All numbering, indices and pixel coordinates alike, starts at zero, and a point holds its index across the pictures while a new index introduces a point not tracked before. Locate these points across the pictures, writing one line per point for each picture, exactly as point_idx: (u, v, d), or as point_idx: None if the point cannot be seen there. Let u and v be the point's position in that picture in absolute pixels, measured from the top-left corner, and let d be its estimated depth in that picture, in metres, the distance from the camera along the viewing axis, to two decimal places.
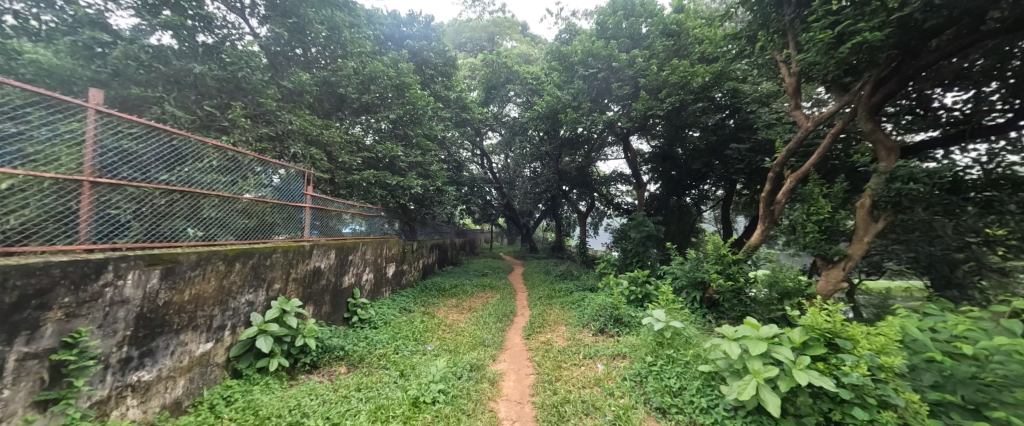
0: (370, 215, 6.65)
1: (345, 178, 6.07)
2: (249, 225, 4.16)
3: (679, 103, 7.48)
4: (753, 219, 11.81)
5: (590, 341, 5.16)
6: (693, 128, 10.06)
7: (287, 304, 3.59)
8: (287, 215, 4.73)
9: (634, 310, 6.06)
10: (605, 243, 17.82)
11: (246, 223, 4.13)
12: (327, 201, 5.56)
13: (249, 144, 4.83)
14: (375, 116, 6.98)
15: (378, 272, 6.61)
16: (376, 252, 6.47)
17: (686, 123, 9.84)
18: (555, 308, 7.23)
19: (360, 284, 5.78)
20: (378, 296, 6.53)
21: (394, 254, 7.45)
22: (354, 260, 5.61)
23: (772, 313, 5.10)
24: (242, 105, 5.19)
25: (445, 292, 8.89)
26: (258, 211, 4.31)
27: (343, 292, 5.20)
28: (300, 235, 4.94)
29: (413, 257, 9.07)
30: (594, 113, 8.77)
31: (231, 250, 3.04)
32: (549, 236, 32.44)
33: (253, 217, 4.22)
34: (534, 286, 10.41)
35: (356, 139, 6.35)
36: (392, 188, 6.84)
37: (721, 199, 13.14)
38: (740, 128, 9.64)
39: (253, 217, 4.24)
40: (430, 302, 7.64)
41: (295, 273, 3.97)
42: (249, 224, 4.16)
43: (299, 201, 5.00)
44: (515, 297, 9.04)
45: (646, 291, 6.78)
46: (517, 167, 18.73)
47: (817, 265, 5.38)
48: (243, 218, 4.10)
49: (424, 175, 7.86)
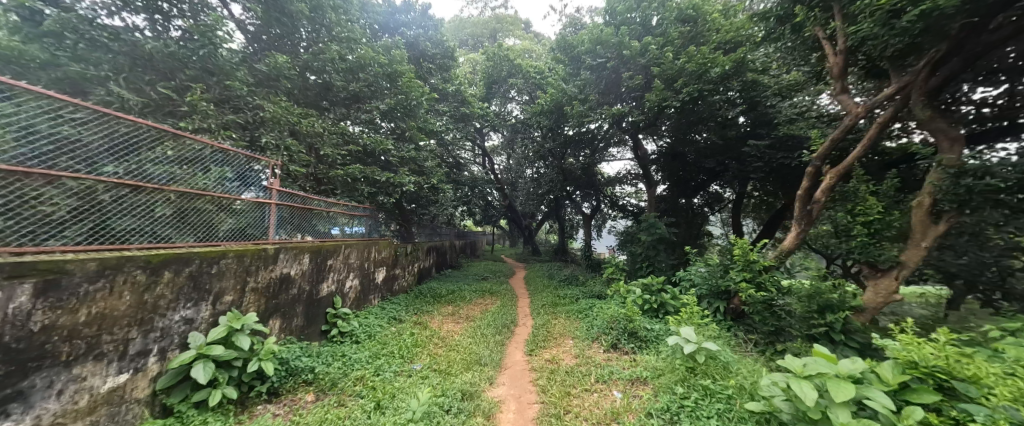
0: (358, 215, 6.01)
1: (328, 172, 5.45)
2: (215, 225, 3.63)
3: (697, 93, 6.80)
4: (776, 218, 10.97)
5: (602, 360, 4.50)
6: (706, 123, 9.40)
7: (239, 320, 2.97)
8: (264, 214, 4.19)
9: (650, 322, 5.39)
10: (610, 246, 17.18)
11: (212, 222, 3.60)
12: (307, 198, 4.90)
13: (211, 132, 4.22)
14: (364, 106, 6.38)
15: (365, 278, 5.98)
16: (363, 256, 5.83)
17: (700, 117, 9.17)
18: (560, 318, 6.58)
19: (341, 292, 5.13)
20: (364, 304, 5.91)
21: (385, 258, 6.83)
22: (335, 266, 4.95)
23: (813, 328, 4.42)
24: (207, 88, 4.56)
25: (441, 299, 8.25)
26: (228, 210, 3.79)
27: (319, 302, 4.56)
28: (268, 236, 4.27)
29: (407, 261, 8.45)
30: (602, 106, 8.11)
31: (157, 256, 2.42)
32: (552, 238, 31.81)
33: (221, 216, 3.70)
34: (537, 292, 9.75)
35: (341, 130, 5.75)
36: (381, 185, 6.21)
37: (733, 200, 12.45)
38: (758, 123, 8.94)
39: (221, 216, 3.71)
40: (424, 311, 7.00)
41: (254, 282, 3.34)
42: (215, 224, 3.63)
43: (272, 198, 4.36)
44: (516, 304, 8.39)
45: (662, 301, 6.09)
46: (519, 167, 18.11)
47: (862, 273, 4.69)
48: (208, 218, 3.58)
49: (418, 172, 7.24)
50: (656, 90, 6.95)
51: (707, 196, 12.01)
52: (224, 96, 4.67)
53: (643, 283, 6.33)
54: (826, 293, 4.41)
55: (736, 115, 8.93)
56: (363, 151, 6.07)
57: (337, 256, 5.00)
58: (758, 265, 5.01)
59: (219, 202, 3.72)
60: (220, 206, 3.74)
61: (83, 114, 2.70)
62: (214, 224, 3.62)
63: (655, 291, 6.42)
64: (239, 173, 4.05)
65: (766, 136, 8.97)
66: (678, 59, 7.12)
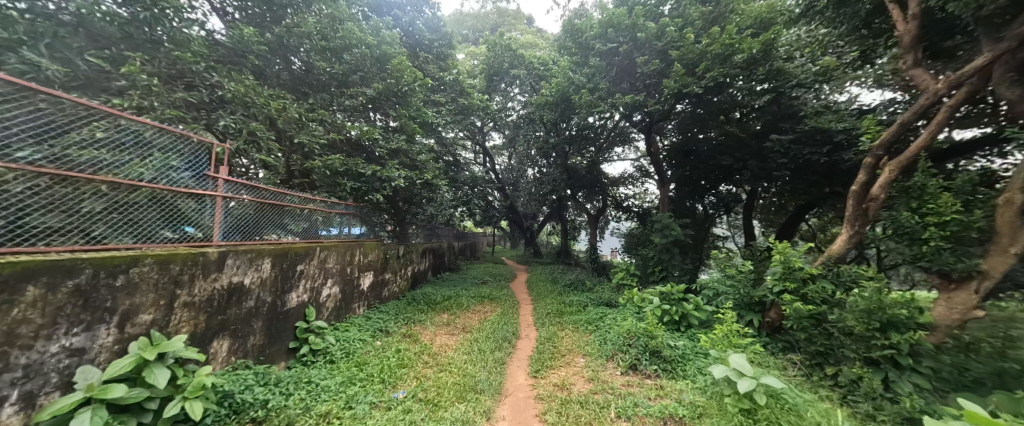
0: (340, 213, 5.34)
1: (302, 163, 4.75)
2: (194, 224, 3.25)
3: (721, 78, 6.07)
4: (799, 215, 10.24)
5: (621, 386, 3.78)
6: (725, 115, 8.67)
7: (157, 347, 2.26)
8: (246, 210, 3.80)
9: (672, 338, 4.67)
10: (615, 248, 16.42)
11: (189, 220, 3.22)
12: (282, 193, 4.29)
13: (156, 111, 3.53)
14: (347, 90, 5.68)
15: (348, 285, 5.29)
16: (344, 259, 5.14)
17: (718, 109, 8.45)
18: (567, 331, 5.86)
19: (317, 301, 4.43)
20: (345, 315, 5.21)
21: (371, 262, 6.14)
22: (310, 272, 4.27)
23: (874, 350, 3.69)
24: (154, 62, 3.85)
25: (436, 306, 7.55)
26: (207, 206, 3.40)
27: (287, 315, 3.86)
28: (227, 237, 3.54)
29: (399, 264, 7.73)
30: (614, 95, 7.38)
31: (14, 265, 1.72)
32: (554, 240, 30.98)
33: (199, 213, 3.31)
34: (540, 299, 9.02)
35: (320, 117, 5.06)
36: (366, 179, 5.51)
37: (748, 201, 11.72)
38: (782, 115, 8.22)
39: (199, 213, 3.32)
40: (415, 320, 6.28)
41: (188, 295, 2.62)
42: (192, 222, 3.23)
43: (242, 192, 3.82)
44: (518, 313, 7.68)
45: (684, 312, 5.35)
46: (521, 166, 17.38)
47: (932, 285, 3.94)
48: (183, 215, 3.19)
49: (410, 166, 6.53)
50: (675, 75, 6.22)
51: (721, 195, 11.28)
52: (176, 71, 3.97)
53: (661, 292, 5.62)
54: (892, 308, 3.68)
55: (757, 107, 8.23)
56: (346, 140, 5.38)
57: (312, 259, 4.34)
58: (802, 273, 4.28)
59: (197, 199, 3.33)
60: (197, 202, 3.34)
61: (11, 94, 2.20)
62: (190, 222, 3.23)
63: (675, 300, 5.68)
64: (186, 162, 3.36)
65: (790, 130, 8.24)
66: (700, 41, 6.40)
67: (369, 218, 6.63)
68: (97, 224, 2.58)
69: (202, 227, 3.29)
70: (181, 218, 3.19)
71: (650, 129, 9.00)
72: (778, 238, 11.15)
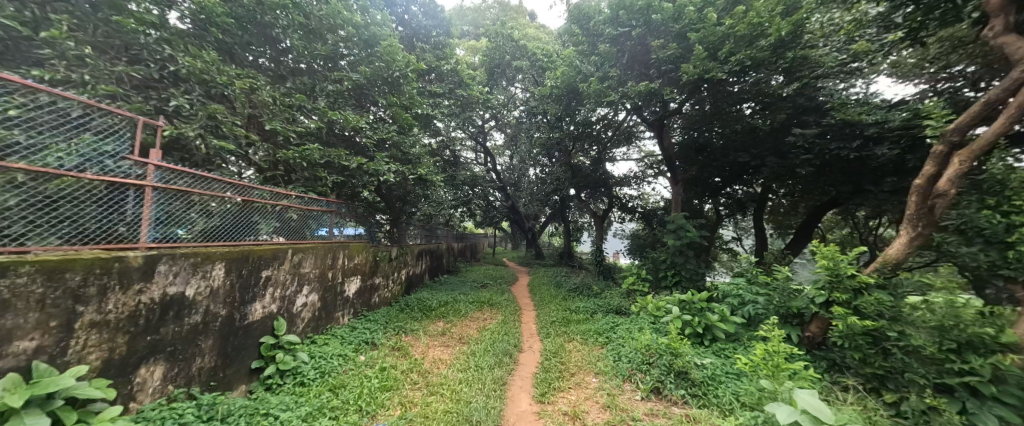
0: (326, 211, 4.83)
1: (274, 153, 4.15)
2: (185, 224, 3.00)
3: (746, 63, 5.47)
4: (819, 217, 9.61)
5: (642, 416, 3.19)
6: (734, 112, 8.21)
7: (30, 386, 1.66)
8: (237, 207, 3.50)
9: (698, 355, 4.07)
10: (619, 250, 15.83)
11: (179, 220, 2.96)
12: (271, 190, 3.90)
13: (88, 86, 2.96)
14: (331, 74, 5.11)
15: (330, 291, 4.74)
16: (326, 263, 4.59)
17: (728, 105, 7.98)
18: (575, 344, 5.26)
19: (289, 312, 3.85)
20: (327, 326, 4.63)
21: (359, 266, 5.58)
22: (283, 278, 3.71)
23: (947, 376, 3.08)
24: (92, 32, 3.27)
25: (431, 313, 6.96)
26: (198, 206, 3.13)
27: (249, 329, 3.27)
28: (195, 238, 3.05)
29: (391, 267, 7.15)
30: (625, 84, 6.78)
31: None
32: (556, 242, 30.36)
33: (188, 212, 3.04)
34: (543, 305, 8.42)
35: (297, 102, 4.50)
36: (351, 173, 4.92)
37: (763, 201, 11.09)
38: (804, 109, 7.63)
39: (188, 212, 3.04)
40: (407, 330, 5.69)
41: (95, 313, 2.03)
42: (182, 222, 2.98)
43: (224, 190, 3.45)
44: (520, 321, 7.08)
45: (708, 324, 4.75)
46: (523, 165, 16.79)
47: (1014, 297, 3.31)
48: (173, 215, 2.93)
49: (402, 160, 5.96)
50: (695, 60, 5.63)
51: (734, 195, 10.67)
52: (122, 44, 3.40)
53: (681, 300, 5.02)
54: (971, 325, 3.07)
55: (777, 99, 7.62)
56: (328, 129, 4.81)
57: (288, 263, 3.79)
58: (854, 282, 3.65)
59: (188, 198, 3.06)
60: (186, 200, 3.06)
61: None
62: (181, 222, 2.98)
63: (696, 310, 5.08)
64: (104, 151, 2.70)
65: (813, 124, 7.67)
66: (721, 22, 5.81)
67: (358, 217, 6.06)
68: (76, 224, 2.33)
69: (194, 227, 3.04)
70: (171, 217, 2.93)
71: (659, 124, 8.51)
72: (796, 240, 10.51)
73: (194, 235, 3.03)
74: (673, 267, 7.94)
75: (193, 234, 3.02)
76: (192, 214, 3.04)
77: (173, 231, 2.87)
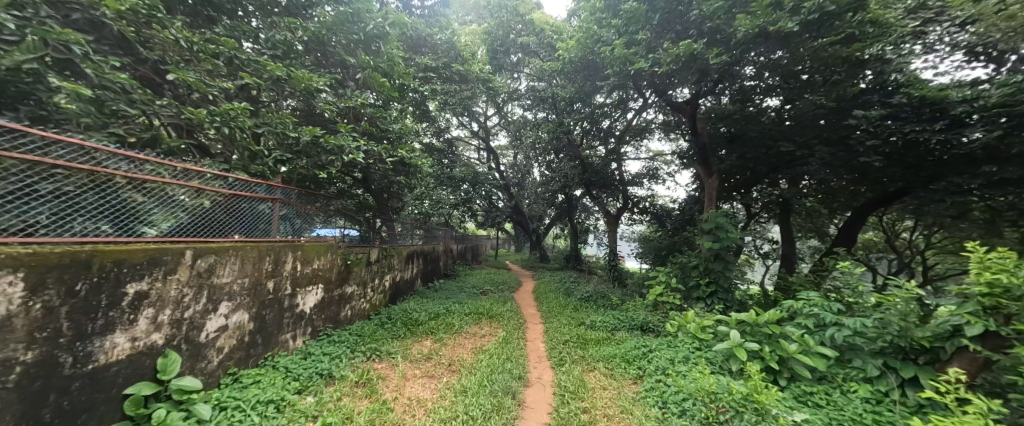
0: (275, 200, 3.68)
1: (181, 112, 2.94)
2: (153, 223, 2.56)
3: (827, 9, 4.19)
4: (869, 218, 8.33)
5: None
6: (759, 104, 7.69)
7: None
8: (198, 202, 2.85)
9: (785, 407, 2.86)
10: (630, 253, 14.56)
11: (147, 216, 2.53)
12: (200, 172, 2.87)
13: None
14: (281, 21, 3.94)
15: (273, 308, 3.54)
16: (266, 270, 3.38)
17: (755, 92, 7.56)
18: (601, 377, 4.08)
19: (190, 343, 2.63)
20: (264, 355, 3.43)
21: (321, 272, 4.38)
22: (180, 294, 2.52)
23: None
24: None
25: (417, 328, 5.78)
26: (170, 202, 2.68)
27: (98, 377, 2.05)
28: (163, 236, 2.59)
29: (371, 273, 5.98)
30: (658, 50, 5.52)
31: None
32: (560, 244, 29.16)
33: (157, 208, 2.59)
34: (552, 317, 7.20)
35: (230, 51, 3.35)
36: (303, 149, 3.73)
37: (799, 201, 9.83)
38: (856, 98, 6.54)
39: (158, 207, 2.60)
40: (381, 354, 4.50)
41: None
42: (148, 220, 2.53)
43: (207, 182, 2.96)
44: (526, 339, 5.89)
45: (783, 356, 3.50)
46: (527, 162, 15.59)
47: None
48: (140, 211, 2.50)
49: (378, 140, 4.78)
50: (754, 9, 4.39)
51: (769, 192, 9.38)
52: None
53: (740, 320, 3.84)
54: None
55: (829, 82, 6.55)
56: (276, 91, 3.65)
57: (195, 271, 2.62)
58: None
59: (160, 191, 2.61)
60: (155, 195, 2.60)
61: None
62: (150, 220, 2.55)
63: (762, 336, 3.81)
64: None
65: (876, 106, 6.41)
66: None
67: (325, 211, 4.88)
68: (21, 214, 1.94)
69: (163, 226, 2.59)
70: (138, 213, 2.50)
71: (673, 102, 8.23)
72: (840, 245, 9.20)
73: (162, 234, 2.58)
74: (707, 274, 6.67)
75: (159, 233, 2.57)
76: (163, 211, 2.60)
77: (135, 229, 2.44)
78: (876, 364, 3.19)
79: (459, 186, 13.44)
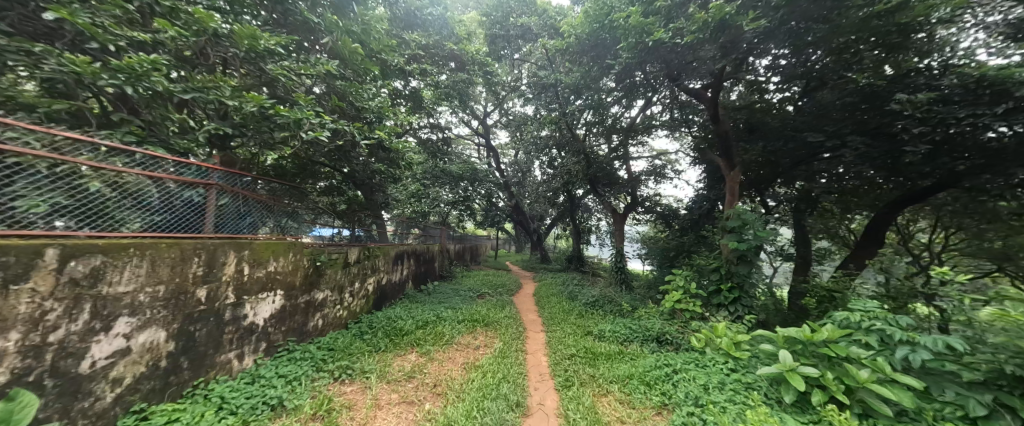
0: (210, 186, 2.93)
1: (67, 66, 2.23)
2: (120, 220, 2.38)
3: None
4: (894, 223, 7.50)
5: None
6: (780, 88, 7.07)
7: None
8: (163, 194, 2.59)
9: None
10: (636, 255, 13.83)
11: (115, 211, 2.35)
12: (89, 142, 2.17)
13: None
14: None
15: (206, 322, 2.80)
16: (195, 274, 2.65)
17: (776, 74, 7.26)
18: (620, 404, 3.37)
19: (60, 376, 1.91)
20: (192, 382, 2.70)
21: (279, 275, 3.62)
22: (34, 309, 1.80)
23: None
24: None
25: (401, 338, 5.06)
26: (137, 197, 2.46)
27: None
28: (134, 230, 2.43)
29: (350, 276, 5.26)
30: (678, 19, 4.82)
31: None
32: (562, 246, 28.47)
33: (124, 202, 2.39)
34: (555, 325, 6.48)
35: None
36: (246, 121, 3.00)
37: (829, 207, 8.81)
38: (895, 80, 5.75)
39: (126, 201, 2.40)
40: (352, 374, 3.77)
41: None
42: (112, 216, 2.34)
43: (176, 173, 2.68)
44: (527, 352, 5.16)
45: (851, 387, 2.76)
46: (528, 158, 14.90)
47: None
48: (106, 205, 2.31)
49: (350, 119, 4.07)
50: None
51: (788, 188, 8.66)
52: None
53: (790, 333, 3.15)
54: None
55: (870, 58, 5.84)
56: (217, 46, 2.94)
57: (67, 277, 1.92)
58: None
59: (128, 183, 2.40)
60: (123, 188, 2.39)
61: None
62: (116, 214, 2.36)
63: (819, 359, 3.08)
64: None
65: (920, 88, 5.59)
66: None
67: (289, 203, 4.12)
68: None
69: (131, 223, 2.42)
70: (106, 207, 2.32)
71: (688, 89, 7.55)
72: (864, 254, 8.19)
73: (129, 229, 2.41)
74: (728, 278, 5.95)
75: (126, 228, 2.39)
76: (131, 206, 2.42)
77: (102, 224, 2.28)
78: (980, 400, 2.44)
79: (456, 183, 12.77)
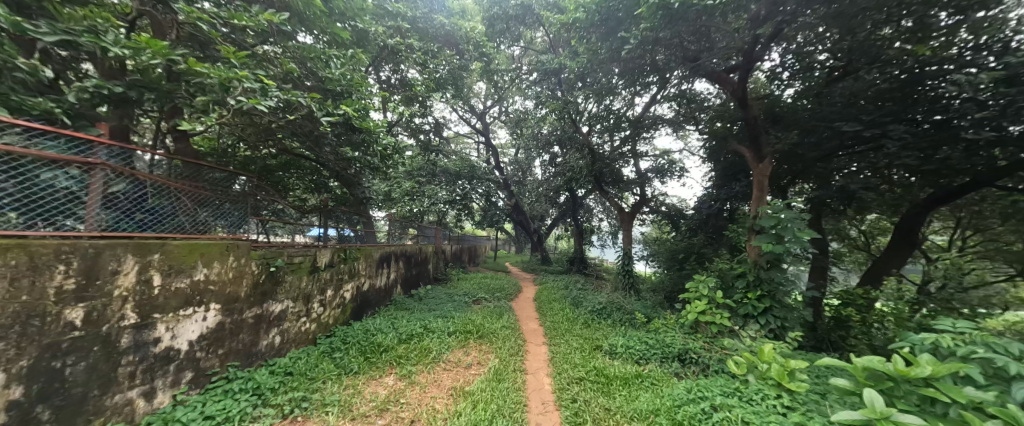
0: (97, 167, 2.23)
1: None
2: (69, 220, 2.10)
3: None
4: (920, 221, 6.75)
5: None
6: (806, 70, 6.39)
7: None
8: (84, 182, 2.17)
9: None
10: (643, 257, 13.07)
11: (64, 210, 2.08)
12: None
13: None
14: None
15: (85, 354, 2.03)
16: (59, 289, 1.91)
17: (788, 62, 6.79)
18: None
19: None
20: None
21: (213, 286, 2.86)
22: None
23: None
24: None
25: (379, 356, 4.31)
26: (84, 191, 2.17)
27: None
28: (88, 229, 2.17)
29: (322, 283, 4.52)
30: None
31: None
32: (562, 247, 27.81)
33: (72, 199, 2.11)
34: (559, 337, 5.74)
35: None
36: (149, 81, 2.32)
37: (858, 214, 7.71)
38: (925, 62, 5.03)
39: (74, 197, 2.12)
40: (307, 410, 3.01)
41: None
42: (61, 214, 2.06)
43: (117, 163, 2.38)
44: (528, 373, 4.40)
45: None
46: (528, 155, 14.22)
47: None
48: (54, 203, 2.02)
49: (312, 94, 3.39)
50: None
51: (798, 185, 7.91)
52: None
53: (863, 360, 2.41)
54: None
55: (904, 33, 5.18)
56: None
57: None
58: None
59: (72, 176, 2.12)
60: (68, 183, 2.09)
61: None
62: (64, 213, 2.08)
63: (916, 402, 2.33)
64: None
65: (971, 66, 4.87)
66: None
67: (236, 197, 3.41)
68: None
69: (82, 221, 2.14)
70: (57, 205, 2.04)
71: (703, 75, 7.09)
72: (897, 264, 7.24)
73: (81, 228, 2.13)
74: (757, 286, 5.23)
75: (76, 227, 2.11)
76: (81, 202, 2.15)
77: (53, 224, 2.01)
78: None
79: (453, 180, 12.08)
